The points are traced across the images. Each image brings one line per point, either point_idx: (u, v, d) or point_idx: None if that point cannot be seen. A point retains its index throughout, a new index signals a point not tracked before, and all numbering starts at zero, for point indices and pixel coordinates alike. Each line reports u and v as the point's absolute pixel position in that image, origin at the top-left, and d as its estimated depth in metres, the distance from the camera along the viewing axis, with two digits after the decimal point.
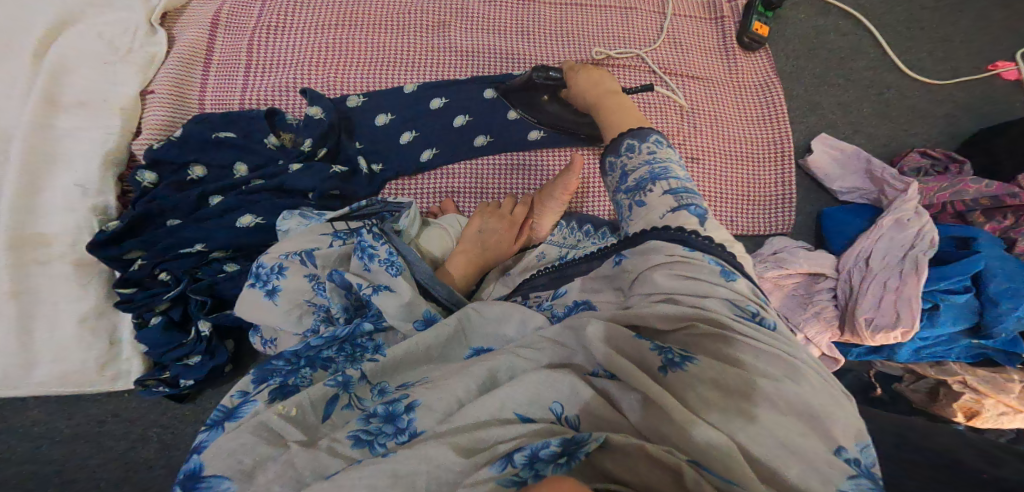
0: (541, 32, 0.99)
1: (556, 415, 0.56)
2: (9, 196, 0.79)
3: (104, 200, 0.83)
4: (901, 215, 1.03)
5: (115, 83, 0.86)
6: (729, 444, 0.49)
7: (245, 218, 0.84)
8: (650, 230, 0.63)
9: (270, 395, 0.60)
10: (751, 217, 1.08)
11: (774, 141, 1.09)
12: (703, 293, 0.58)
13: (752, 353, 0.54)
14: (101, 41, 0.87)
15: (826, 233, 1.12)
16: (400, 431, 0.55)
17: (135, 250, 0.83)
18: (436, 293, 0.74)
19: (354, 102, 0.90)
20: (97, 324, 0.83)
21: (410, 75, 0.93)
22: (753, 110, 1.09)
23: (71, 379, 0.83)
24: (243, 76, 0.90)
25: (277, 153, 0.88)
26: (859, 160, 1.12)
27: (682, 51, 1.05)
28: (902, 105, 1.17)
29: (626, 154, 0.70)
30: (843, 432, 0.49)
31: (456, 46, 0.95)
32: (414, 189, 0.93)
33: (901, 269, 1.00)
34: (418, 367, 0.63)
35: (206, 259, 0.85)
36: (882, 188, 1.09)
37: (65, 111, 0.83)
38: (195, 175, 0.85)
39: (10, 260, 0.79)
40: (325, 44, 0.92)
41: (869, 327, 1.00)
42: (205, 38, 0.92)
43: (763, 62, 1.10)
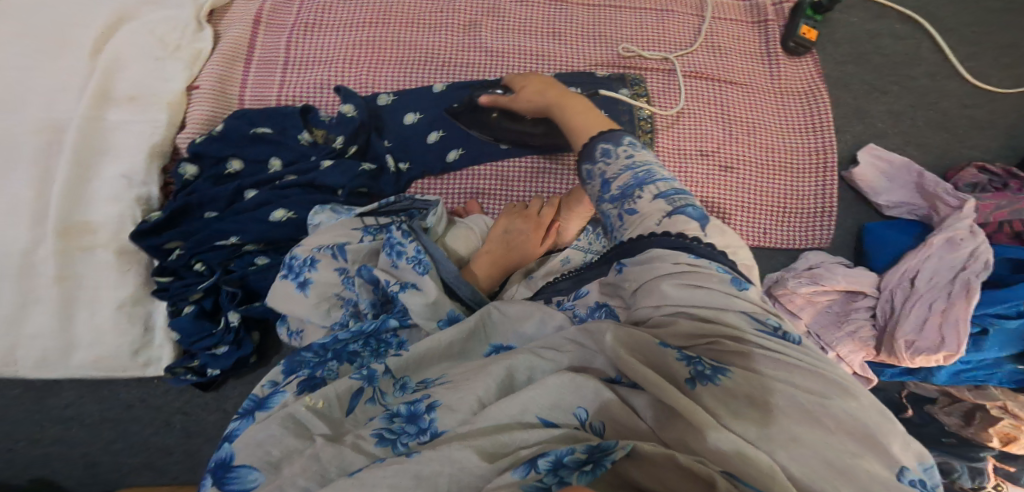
0: (574, 34, 0.98)
1: (580, 420, 0.56)
2: (62, 185, 0.83)
3: (148, 190, 0.86)
4: (953, 235, 0.99)
5: (164, 78, 0.89)
6: (769, 463, 0.47)
7: (279, 213, 0.86)
8: (656, 235, 0.60)
9: (299, 387, 0.63)
10: (787, 229, 1.04)
11: (817, 151, 1.04)
12: (718, 306, 0.56)
13: (785, 368, 0.52)
14: (153, 37, 0.90)
15: (868, 249, 1.07)
16: (422, 431, 0.56)
17: (174, 241, 0.86)
18: (460, 292, 0.75)
19: (384, 101, 0.92)
20: (133, 311, 0.85)
21: (441, 75, 0.94)
22: (796, 118, 1.04)
23: (104, 363, 0.85)
24: (280, 72, 0.93)
25: (310, 150, 0.90)
26: (909, 173, 1.07)
27: (722, 56, 1.02)
28: (960, 115, 1.10)
29: (601, 159, 0.67)
30: (905, 453, 0.48)
31: (487, 47, 0.95)
32: (440, 188, 0.94)
33: (950, 292, 0.97)
34: (439, 364, 0.65)
35: (239, 251, 0.88)
36: (934, 204, 1.04)
37: (116, 104, 0.87)
38: (233, 168, 0.89)
39: (58, 246, 0.82)
40: (359, 42, 0.94)
41: (908, 349, 0.97)
42: (247, 36, 0.94)
43: (810, 69, 1.05)
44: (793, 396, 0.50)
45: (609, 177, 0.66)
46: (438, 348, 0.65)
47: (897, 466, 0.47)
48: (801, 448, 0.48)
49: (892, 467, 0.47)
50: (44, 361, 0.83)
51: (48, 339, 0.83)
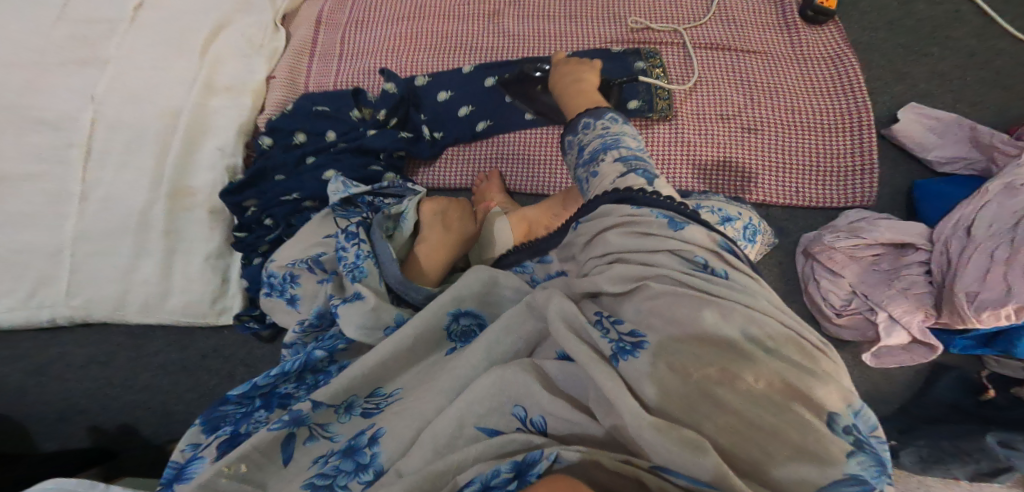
0: (588, 16, 1.08)
1: (520, 419, 0.64)
2: (174, 157, 0.99)
3: (233, 160, 1.03)
4: (1012, 180, 0.92)
5: (251, 71, 1.09)
6: (693, 437, 0.56)
7: (329, 173, 1.00)
8: (601, 195, 0.72)
9: (220, 449, 0.70)
10: (821, 189, 1.03)
11: (847, 111, 1.04)
12: (654, 250, 0.66)
13: (714, 310, 0.60)
14: (243, 38, 1.09)
15: (919, 206, 1.01)
16: (363, 467, 0.66)
17: (251, 200, 1.01)
18: (409, 297, 0.81)
19: (420, 82, 1.05)
20: (216, 263, 1.01)
21: (469, 57, 1.07)
22: (821, 81, 1.05)
23: (191, 309, 1.01)
24: (336, 63, 1.10)
25: (359, 123, 1.04)
26: (960, 128, 1.01)
27: (736, 28, 1.07)
28: (1017, 72, 1.05)
29: (581, 131, 0.80)
30: (830, 401, 0.57)
31: (507, 31, 1.07)
32: (470, 154, 1.05)
33: (1013, 238, 0.88)
34: (387, 369, 0.72)
35: (300, 208, 1.00)
36: (990, 156, 0.98)
37: (218, 94, 1.05)
38: (299, 140, 1.04)
39: (168, 207, 0.99)
40: (400, 35, 1.11)
41: (971, 306, 0.88)
42: (310, 35, 1.13)
43: (832, 34, 1.07)
44: (713, 360, 0.59)
45: (584, 146, 0.79)
46: (385, 359, 0.72)
47: (826, 416, 0.56)
48: (724, 417, 0.57)
49: (819, 415, 0.56)
50: (146, 305, 1.00)
51: (152, 285, 0.99)
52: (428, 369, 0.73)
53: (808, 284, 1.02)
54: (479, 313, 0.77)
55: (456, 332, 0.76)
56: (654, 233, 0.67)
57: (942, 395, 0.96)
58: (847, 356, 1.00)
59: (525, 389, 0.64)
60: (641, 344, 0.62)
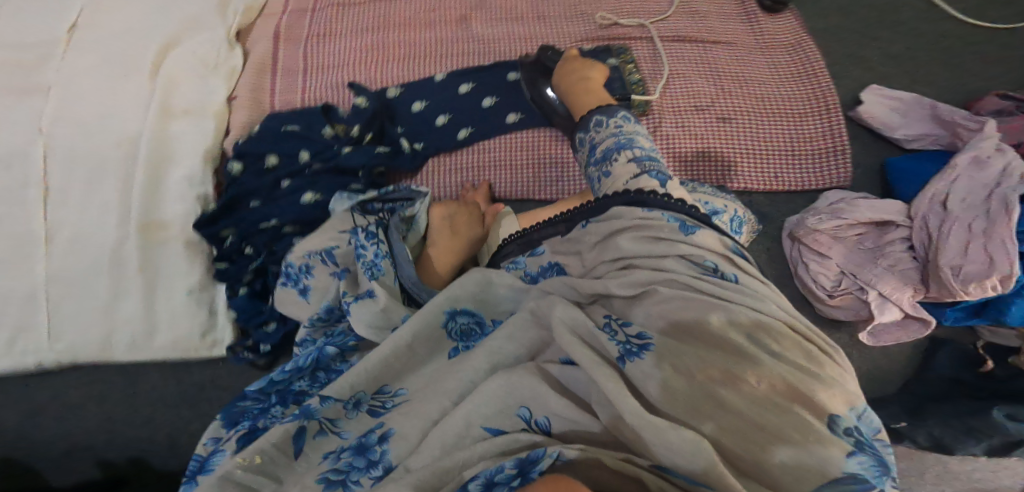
0: (557, 16, 1.07)
1: (525, 420, 0.63)
2: (140, 189, 0.93)
3: (204, 190, 0.96)
4: (980, 153, 0.97)
5: (210, 92, 1.01)
6: (696, 439, 0.54)
7: (308, 196, 0.95)
8: (614, 196, 0.73)
9: (238, 443, 0.70)
10: (798, 172, 1.05)
11: (814, 94, 1.06)
12: (661, 254, 0.68)
13: (723, 313, 0.61)
14: (196, 59, 1.02)
15: (893, 184, 1.04)
16: (372, 465, 0.64)
17: (228, 229, 0.95)
18: (420, 298, 0.82)
19: (393, 93, 1.02)
20: (201, 296, 0.95)
21: (441, 65, 1.04)
22: (787, 69, 1.07)
23: (181, 344, 0.94)
24: (301, 80, 1.06)
25: (332, 141, 0.99)
26: (922, 107, 1.06)
27: (701, 19, 1.08)
28: (963, 51, 1.12)
29: (595, 128, 0.85)
30: (836, 403, 0.56)
31: (477, 36, 1.05)
32: (450, 165, 1.01)
33: (988, 209, 0.93)
34: (393, 367, 0.71)
35: (281, 234, 0.96)
36: (954, 132, 1.03)
37: (177, 119, 0.97)
38: (270, 163, 0.97)
39: (142, 241, 0.93)
40: (366, 45, 1.07)
41: (958, 277, 0.91)
42: (268, 52, 1.08)
43: (790, 22, 1.10)
44: (719, 360, 0.58)
45: (598, 144, 0.83)
46: (390, 359, 0.71)
47: (829, 416, 0.55)
48: (728, 416, 0.56)
49: (822, 416, 0.55)
50: (133, 345, 0.93)
51: (137, 324, 0.92)
52: (431, 373, 0.71)
53: (795, 267, 1.03)
54: (475, 311, 0.73)
55: (455, 330, 0.73)
56: (662, 238, 0.68)
57: (944, 370, 0.96)
58: (844, 335, 1.01)
59: (528, 389, 0.63)
60: (647, 345, 0.61)
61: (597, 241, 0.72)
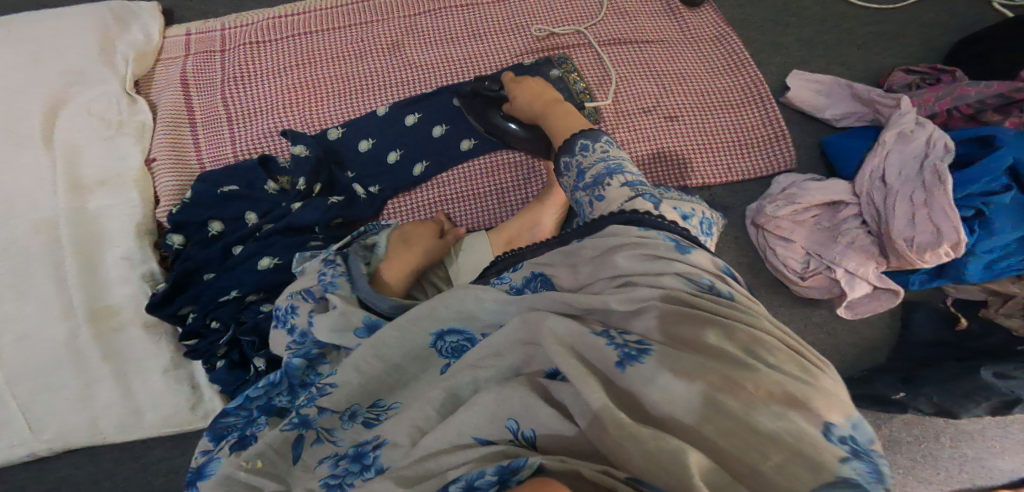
0: (489, 31, 1.04)
1: (513, 431, 0.57)
2: (76, 277, 0.85)
3: (150, 267, 0.89)
4: (902, 129, 1.02)
5: (122, 156, 0.92)
6: (680, 443, 0.49)
7: (264, 261, 0.89)
8: (615, 212, 0.68)
9: (231, 449, 0.65)
10: (746, 162, 1.07)
11: (748, 84, 1.08)
12: (659, 271, 0.62)
13: (718, 330, 0.56)
14: (93, 117, 0.92)
15: (835, 163, 1.10)
16: (367, 468, 0.61)
17: (187, 306, 0.87)
18: (375, 305, 0.75)
19: (335, 134, 0.97)
20: (178, 374, 0.88)
21: (381, 96, 0.99)
22: (720, 61, 1.09)
23: (173, 420, 0.87)
24: (229, 131, 0.97)
25: (279, 196, 0.93)
26: (842, 88, 1.12)
27: (631, 20, 1.08)
28: (865, 31, 1.21)
29: (577, 152, 0.78)
30: (837, 414, 0.51)
31: (413, 62, 1.01)
32: (412, 203, 0.98)
33: (923, 181, 0.98)
34: (389, 375, 0.67)
35: (246, 302, 0.87)
36: (874, 107, 1.09)
37: (93, 192, 0.88)
38: (214, 230, 0.91)
39: (94, 332, 0.85)
40: (294, 85, 1.00)
41: (910, 247, 0.96)
42: (181, 102, 0.98)
43: (713, 16, 1.11)
44: (718, 366, 0.53)
45: (583, 167, 0.76)
46: (381, 372, 0.66)
47: (824, 424, 0.50)
48: (722, 419, 0.51)
49: (818, 424, 0.50)
50: (122, 429, 0.86)
51: (118, 407, 0.86)
52: (424, 387, 0.66)
53: (765, 253, 1.07)
54: (462, 328, 0.67)
55: (445, 349, 0.67)
56: (653, 255, 0.63)
57: (926, 331, 1.06)
58: (823, 311, 1.08)
59: (517, 397, 0.57)
60: (647, 349, 0.56)
61: (593, 255, 0.66)
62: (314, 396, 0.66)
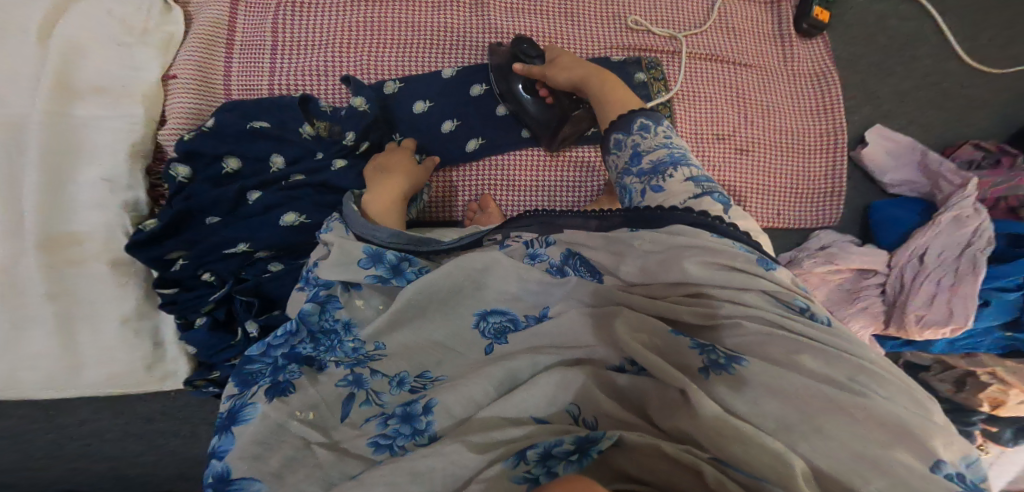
0: (583, 13, 1.03)
1: (572, 416, 0.74)
2: (38, 189, 0.98)
3: (136, 194, 1.04)
4: (960, 213, 1.07)
5: (142, 70, 1.06)
6: (781, 449, 0.60)
7: (290, 216, 0.98)
8: (676, 210, 0.78)
9: (268, 395, 0.79)
10: (798, 211, 1.06)
11: (827, 132, 1.05)
12: (743, 287, 0.72)
13: (811, 354, 0.66)
14: (113, 19, 1.06)
15: (875, 226, 1.17)
16: (418, 432, 0.75)
17: (177, 252, 0.99)
18: (378, 236, 0.89)
19: (390, 89, 1.04)
20: (138, 325, 1.06)
21: (448, 60, 1.06)
22: (810, 102, 1.05)
23: (116, 379, 1.07)
24: (270, 60, 1.07)
25: (313, 143, 1.01)
26: (914, 152, 1.15)
27: (734, 37, 1.04)
28: (957, 94, 1.18)
29: (638, 132, 0.85)
30: (948, 452, 0.60)
31: (489, 27, 1.06)
32: (467, 179, 1.06)
33: (958, 268, 1.06)
34: (435, 352, 0.83)
35: (252, 259, 1.00)
36: (937, 182, 1.13)
37: (83, 97, 1.02)
38: (230, 167, 0.99)
39: (50, 258, 1.00)
40: (356, 25, 1.07)
41: (918, 322, 1.06)
42: (225, 20, 1.09)
43: (821, 49, 1.07)
44: (824, 390, 0.63)
45: (642, 150, 0.84)
46: (429, 340, 0.84)
47: (933, 460, 0.59)
48: (820, 441, 0.61)
49: (927, 459, 0.59)
50: (49, 383, 1.04)
51: (49, 357, 1.02)
52: (470, 363, 0.82)
53: None
54: (501, 307, 0.85)
55: (488, 329, 0.84)
56: (738, 268, 0.73)
57: None
58: None
59: (578, 386, 0.74)
60: (736, 359, 0.68)
61: (652, 251, 0.77)
62: (364, 359, 0.83)
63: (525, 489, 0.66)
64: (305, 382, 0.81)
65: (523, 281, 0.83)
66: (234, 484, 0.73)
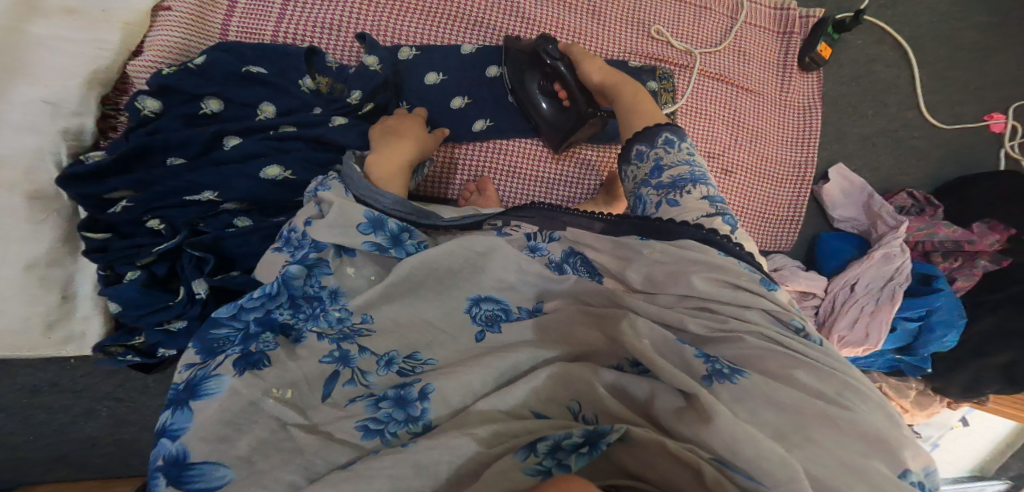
0: (611, 15, 1.10)
1: (574, 412, 0.76)
2: None
3: (82, 121, 0.97)
4: (890, 251, 1.18)
5: None
6: (780, 455, 0.63)
7: (273, 170, 0.94)
8: (687, 225, 0.81)
9: (237, 368, 0.76)
10: (761, 233, 1.18)
11: (799, 164, 1.18)
12: (748, 304, 0.76)
13: (804, 369, 0.71)
14: None
15: (820, 255, 1.27)
16: (413, 420, 0.74)
17: (120, 191, 0.93)
18: (381, 200, 0.87)
19: (406, 55, 1.04)
20: (48, 272, 0.97)
21: (469, 36, 1.07)
22: (792, 134, 1.18)
23: (8, 338, 0.96)
24: (280, 6, 1.05)
25: (312, 99, 0.99)
26: (863, 194, 1.26)
27: (743, 62, 1.15)
28: (908, 144, 1.30)
29: (662, 146, 0.88)
30: (915, 462, 0.66)
31: (521, 13, 1.07)
32: (468, 157, 1.07)
33: (879, 298, 1.17)
34: (425, 334, 0.82)
35: (217, 210, 0.96)
36: (876, 221, 1.24)
37: (43, 16, 0.93)
38: (210, 108, 0.95)
39: None
40: None
41: (839, 342, 1.17)
42: None
43: (814, 86, 1.19)
44: (814, 403, 0.68)
45: (664, 164, 0.87)
46: (419, 317, 0.83)
47: (902, 468, 0.64)
48: (811, 448, 0.65)
49: (897, 468, 0.64)
50: None
51: None
52: (460, 348, 0.82)
53: None
54: (497, 297, 0.84)
55: (480, 316, 0.83)
56: (742, 287, 0.77)
57: None
58: None
59: (581, 386, 0.76)
60: (739, 372, 0.71)
61: (661, 261, 0.79)
62: (350, 335, 0.81)
63: (537, 480, 0.67)
64: (283, 355, 0.79)
65: (522, 272, 0.83)
66: (191, 468, 0.70)
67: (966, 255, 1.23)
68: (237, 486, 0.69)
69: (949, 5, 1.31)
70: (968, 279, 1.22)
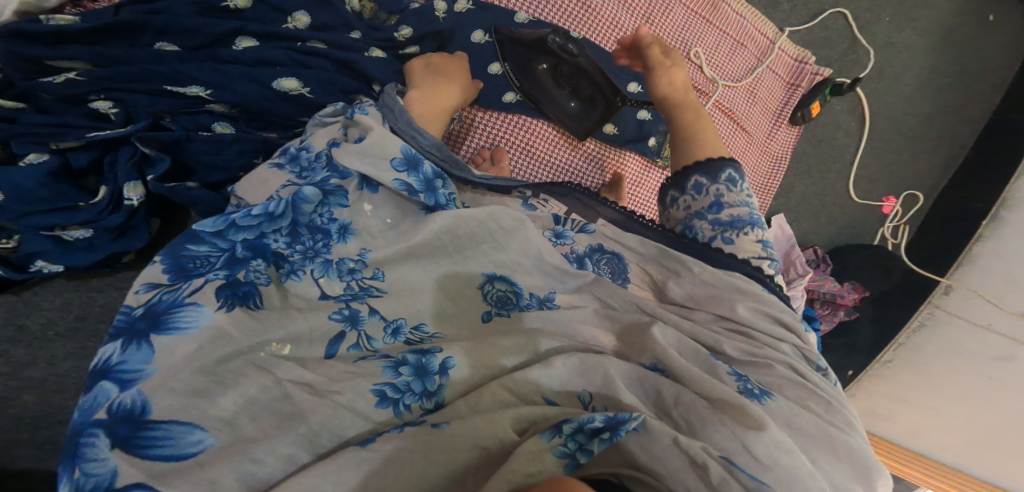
0: (662, 27, 1.19)
1: (584, 402, 0.71)
2: None
3: None
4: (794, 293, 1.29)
5: None
6: (808, 472, 0.64)
7: (290, 82, 0.84)
8: (736, 260, 0.77)
9: (220, 301, 0.64)
10: None
11: (755, 205, 1.34)
12: (779, 337, 0.76)
13: (816, 402, 0.71)
14: None
15: None
16: (427, 395, 0.68)
17: (79, 63, 0.79)
18: (418, 140, 0.80)
19: (461, 7, 0.99)
20: None
21: (526, 6, 1.05)
22: (759, 179, 1.35)
23: None
24: None
25: (353, 20, 0.90)
26: (786, 243, 1.40)
27: (752, 101, 1.30)
28: (827, 209, 1.49)
29: (724, 182, 0.82)
30: (883, 486, 0.67)
31: (589, 5, 1.10)
32: (486, 124, 1.03)
33: None
34: (435, 304, 0.74)
35: (197, 107, 0.86)
36: (790, 268, 1.37)
37: None
38: (235, 3, 0.84)
39: None
40: None
41: None
42: None
43: (791, 139, 1.36)
44: (824, 428, 0.68)
45: (725, 202, 0.81)
46: (428, 282, 0.74)
47: None
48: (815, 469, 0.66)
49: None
50: None
51: None
52: (464, 327, 0.74)
53: None
54: (510, 279, 0.76)
55: (490, 295, 0.75)
56: (783, 321, 0.76)
57: None
58: None
59: (597, 377, 0.71)
60: (767, 394, 0.70)
61: (707, 282, 0.76)
62: (360, 294, 0.71)
63: (564, 466, 0.63)
64: (276, 299, 0.69)
65: (540, 260, 0.76)
66: (152, 428, 0.57)
67: (837, 306, 1.40)
68: (215, 458, 0.58)
69: (913, 90, 1.46)
70: (829, 324, 1.41)
